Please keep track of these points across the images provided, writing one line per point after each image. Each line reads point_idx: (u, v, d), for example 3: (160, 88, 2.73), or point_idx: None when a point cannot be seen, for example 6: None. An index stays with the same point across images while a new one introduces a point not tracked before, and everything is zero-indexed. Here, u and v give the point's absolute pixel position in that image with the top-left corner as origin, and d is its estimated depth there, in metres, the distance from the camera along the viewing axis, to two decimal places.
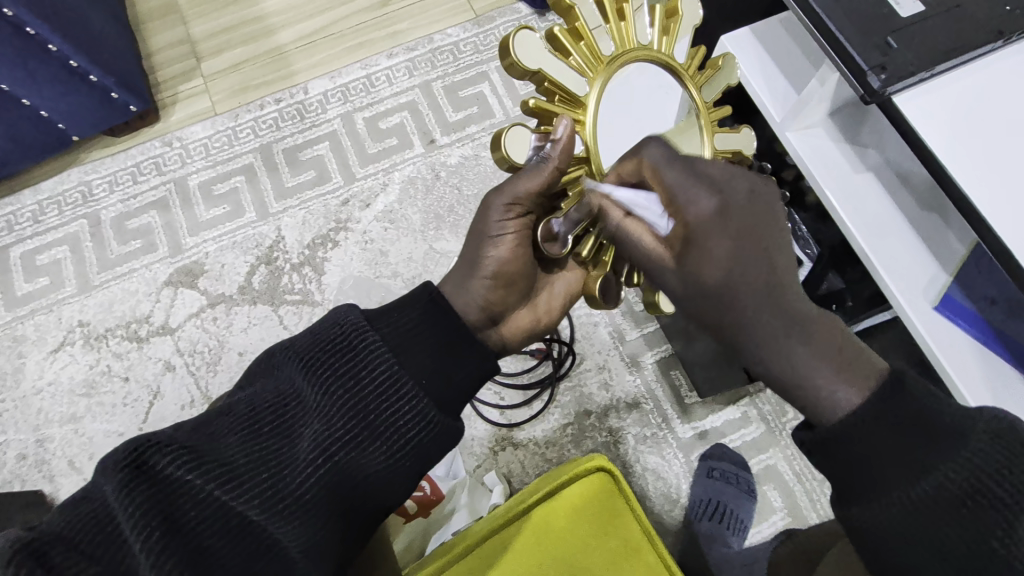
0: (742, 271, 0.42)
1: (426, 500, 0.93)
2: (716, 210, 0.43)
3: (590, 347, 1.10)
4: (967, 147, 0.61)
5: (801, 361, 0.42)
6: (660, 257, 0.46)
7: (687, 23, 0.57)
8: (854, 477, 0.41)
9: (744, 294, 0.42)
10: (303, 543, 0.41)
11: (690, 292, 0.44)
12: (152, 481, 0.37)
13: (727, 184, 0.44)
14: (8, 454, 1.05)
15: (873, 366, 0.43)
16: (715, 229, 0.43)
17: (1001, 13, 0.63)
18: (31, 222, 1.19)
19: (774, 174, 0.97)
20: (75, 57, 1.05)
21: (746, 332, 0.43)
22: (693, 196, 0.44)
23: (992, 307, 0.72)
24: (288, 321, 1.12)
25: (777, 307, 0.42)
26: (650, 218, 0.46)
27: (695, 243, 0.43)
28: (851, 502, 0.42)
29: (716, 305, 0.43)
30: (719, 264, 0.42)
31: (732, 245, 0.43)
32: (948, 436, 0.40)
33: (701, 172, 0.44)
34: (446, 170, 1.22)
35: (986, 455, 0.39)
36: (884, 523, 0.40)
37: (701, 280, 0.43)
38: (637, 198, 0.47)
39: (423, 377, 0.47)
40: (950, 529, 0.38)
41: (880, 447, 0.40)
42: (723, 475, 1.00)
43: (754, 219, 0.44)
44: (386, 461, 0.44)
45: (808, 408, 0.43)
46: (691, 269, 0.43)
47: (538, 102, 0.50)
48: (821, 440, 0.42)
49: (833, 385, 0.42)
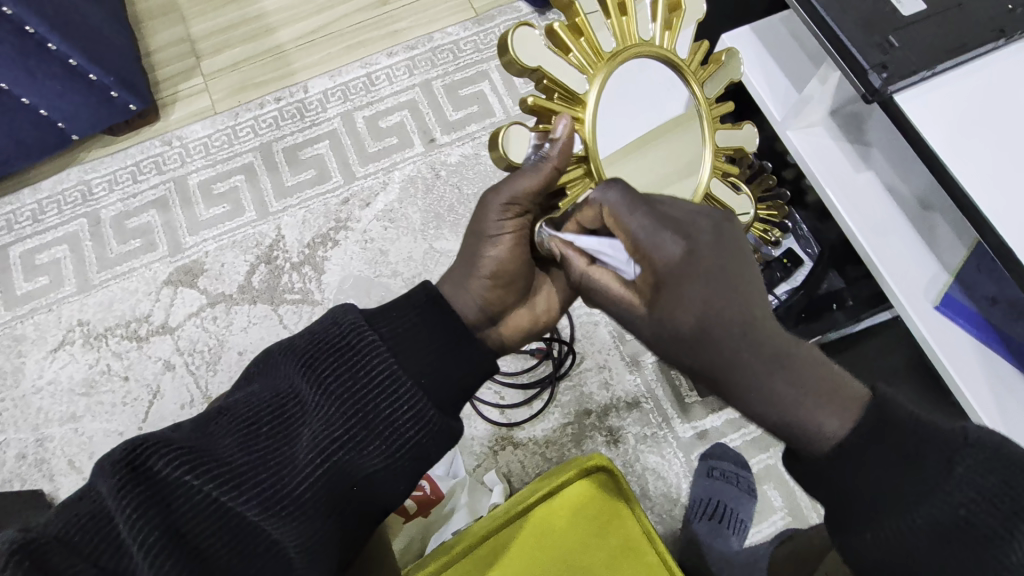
0: (714, 312, 0.43)
1: (426, 498, 0.92)
2: (681, 255, 0.43)
3: (590, 346, 1.10)
4: (968, 147, 0.61)
5: (785, 397, 0.42)
6: (632, 301, 0.46)
7: (691, 16, 0.56)
8: (848, 503, 0.42)
9: (716, 338, 0.43)
10: (301, 544, 0.40)
11: (666, 338, 0.45)
12: (148, 483, 0.36)
13: (690, 227, 0.45)
14: (7, 453, 1.05)
15: (856, 394, 0.43)
16: (682, 273, 0.43)
17: (1002, 12, 0.62)
18: (31, 221, 1.19)
19: (774, 173, 0.97)
20: (74, 55, 1.05)
21: (729, 374, 0.43)
22: (659, 242, 0.44)
23: (993, 307, 0.71)
24: (288, 320, 1.12)
25: (754, 346, 0.42)
26: (616, 264, 0.47)
27: (663, 287, 0.44)
28: (850, 527, 0.42)
29: (689, 349, 0.44)
30: (691, 307, 0.43)
31: (701, 289, 0.43)
32: (938, 458, 0.39)
33: (662, 215, 0.45)
34: (446, 169, 1.22)
35: (978, 475, 0.38)
36: (880, 548, 0.40)
37: (673, 326, 0.44)
38: (601, 245, 0.47)
39: (423, 375, 0.47)
40: (948, 553, 0.38)
41: (871, 471, 0.41)
42: (723, 474, 1.00)
43: (720, 260, 0.44)
44: (384, 462, 0.44)
45: (795, 445, 0.43)
46: (663, 314, 0.44)
47: (537, 99, 0.50)
48: (815, 468, 0.43)
49: (820, 418, 0.42)
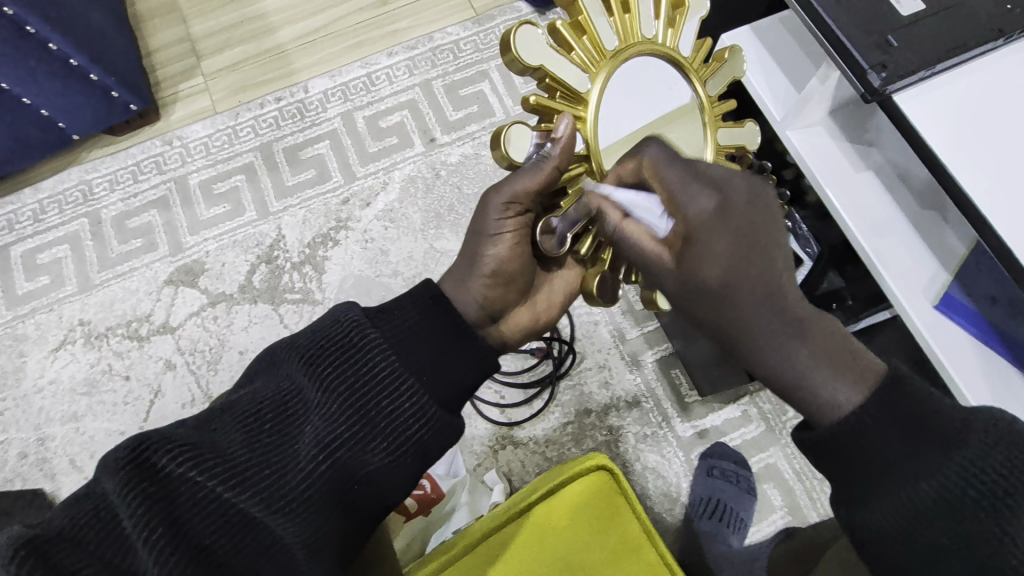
0: (743, 268, 0.42)
1: (427, 497, 0.92)
2: (715, 208, 0.43)
3: (590, 345, 1.10)
4: (966, 146, 0.61)
5: (801, 363, 0.43)
6: (660, 255, 0.45)
7: (694, 15, 0.57)
8: (854, 474, 0.42)
9: (743, 295, 0.42)
10: (304, 540, 0.41)
11: (689, 293, 0.44)
12: (153, 479, 0.36)
13: (727, 185, 0.44)
14: (8, 452, 1.05)
15: (871, 367, 0.44)
16: (716, 226, 0.42)
17: (1001, 12, 0.63)
18: (32, 221, 1.19)
19: (774, 172, 0.97)
20: (75, 55, 1.05)
21: (750, 335, 0.43)
22: (695, 194, 0.43)
23: (993, 306, 0.71)
24: (289, 319, 1.12)
25: (776, 308, 0.43)
26: (650, 220, 0.46)
27: (695, 240, 0.43)
28: (853, 500, 0.42)
29: (717, 304, 0.43)
30: (720, 261, 0.42)
31: (733, 246, 0.42)
32: (949, 431, 0.40)
33: (698, 172, 0.45)
34: (446, 169, 1.22)
35: (987, 450, 0.38)
36: (882, 520, 0.40)
37: (701, 280, 0.43)
38: (637, 199, 0.47)
39: (424, 373, 0.47)
40: (951, 527, 0.38)
41: (879, 443, 0.41)
42: (723, 473, 1.01)
43: (753, 221, 0.43)
44: (387, 458, 0.44)
45: (808, 412, 0.43)
46: (691, 268, 0.43)
47: (539, 99, 0.50)
48: (820, 441, 0.43)
49: (833, 385, 0.42)
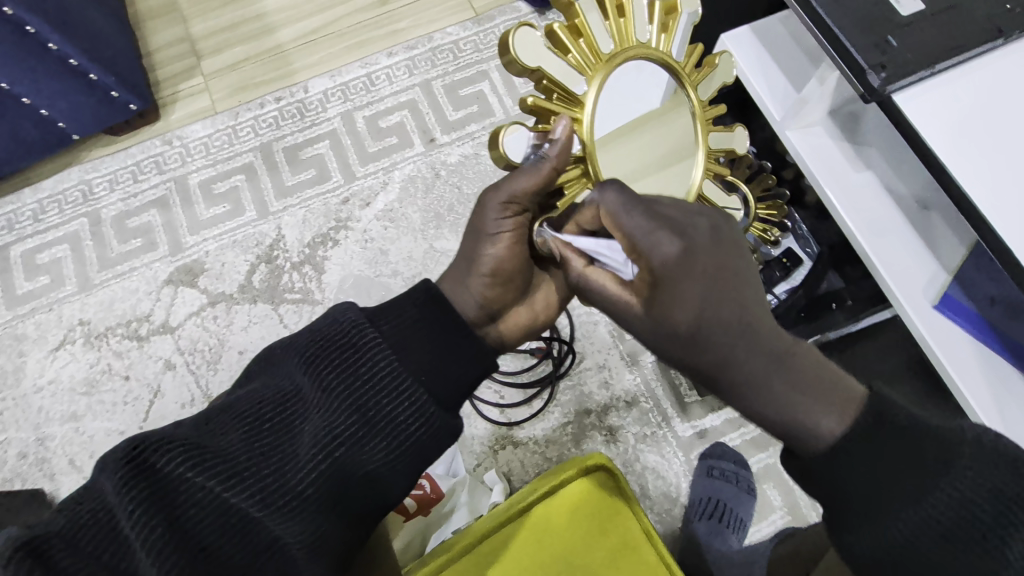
0: (713, 311, 0.43)
1: (426, 497, 0.91)
2: (680, 253, 0.43)
3: (590, 346, 1.10)
4: (965, 146, 0.61)
5: (781, 395, 0.43)
6: (630, 301, 0.47)
7: (687, 19, 0.56)
8: (843, 502, 0.42)
9: (714, 336, 0.43)
10: (302, 541, 0.41)
11: (665, 335, 0.45)
12: (152, 480, 0.36)
13: (687, 225, 0.44)
14: (8, 452, 1.05)
15: (852, 393, 0.44)
16: (682, 271, 0.43)
17: (1001, 12, 0.62)
18: (32, 221, 1.19)
19: (774, 173, 0.97)
20: (75, 56, 1.05)
21: (728, 372, 0.44)
22: (658, 240, 0.43)
23: (992, 306, 0.71)
24: (289, 319, 1.12)
25: (753, 344, 0.43)
26: (614, 265, 0.48)
27: (663, 286, 0.44)
28: (843, 525, 0.42)
29: (691, 346, 0.44)
30: (688, 308, 0.43)
31: (699, 286, 0.43)
32: (937, 458, 0.40)
33: (658, 214, 0.44)
34: (446, 169, 1.22)
35: (975, 478, 0.38)
36: (872, 547, 0.41)
37: (674, 324, 0.44)
38: (599, 246, 0.48)
39: (421, 372, 0.47)
40: (940, 556, 0.38)
41: (866, 473, 0.41)
42: (723, 473, 1.00)
43: (717, 259, 0.44)
44: (385, 458, 0.44)
45: (795, 445, 0.44)
46: (662, 314, 0.45)
47: (536, 100, 0.50)
48: (809, 467, 0.44)
49: (816, 416, 0.42)
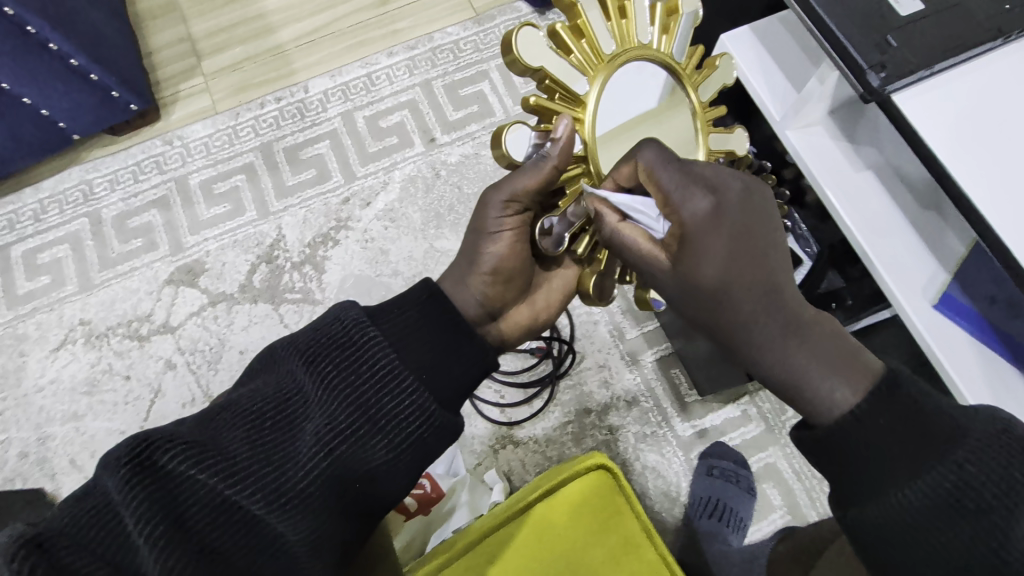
0: (740, 268, 0.43)
1: (427, 496, 0.93)
2: (710, 210, 0.44)
3: (590, 345, 1.11)
4: (965, 146, 0.62)
5: (798, 357, 0.43)
6: (658, 256, 0.47)
7: (687, 21, 0.56)
8: (853, 476, 0.42)
9: (737, 296, 0.43)
10: (303, 539, 0.41)
11: (689, 293, 0.45)
12: (154, 477, 0.37)
13: (721, 184, 0.45)
14: (9, 452, 1.05)
15: (868, 366, 0.43)
16: (712, 227, 0.44)
17: (1000, 11, 0.63)
18: (32, 221, 1.19)
19: (774, 172, 0.97)
20: (75, 55, 1.05)
21: (744, 333, 0.44)
22: (692, 196, 0.45)
23: (993, 306, 0.71)
24: (289, 319, 1.12)
25: (772, 306, 0.44)
26: (646, 222, 0.47)
27: (692, 242, 0.44)
28: (848, 499, 0.42)
29: (712, 305, 0.44)
30: (716, 265, 0.44)
31: (727, 245, 0.44)
32: (946, 429, 0.40)
33: (695, 173, 0.45)
34: (446, 169, 1.22)
35: (984, 450, 0.39)
36: (880, 524, 0.40)
37: (699, 281, 0.44)
38: (634, 202, 0.47)
39: (423, 371, 0.48)
40: (946, 530, 0.39)
41: (882, 439, 0.41)
42: (723, 473, 1.00)
43: (747, 221, 0.45)
44: (386, 456, 0.44)
45: (805, 411, 0.44)
46: (688, 270, 0.45)
47: (539, 99, 0.50)
48: (819, 440, 0.43)
49: (830, 382, 0.42)
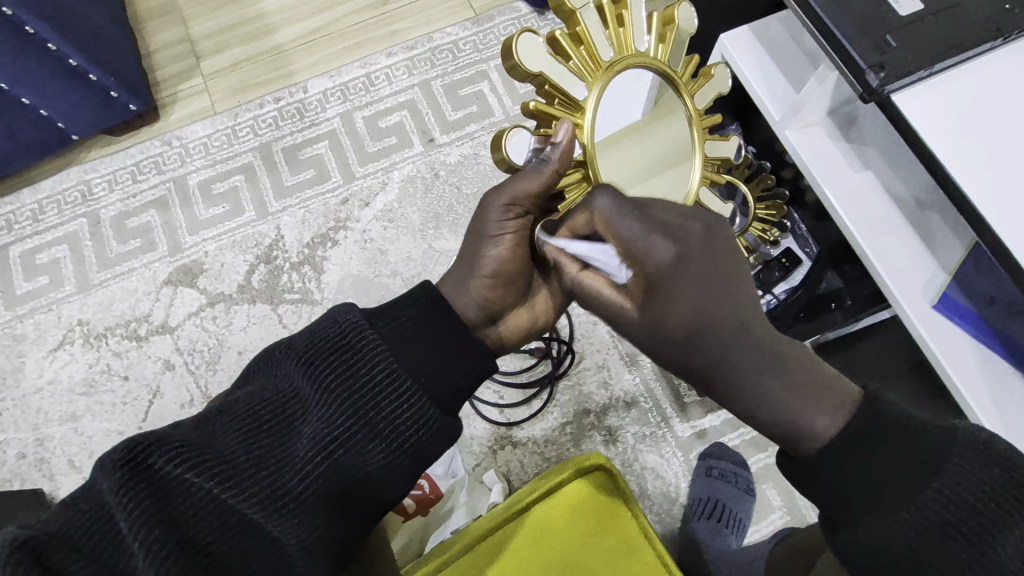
0: (708, 314, 0.43)
1: (425, 497, 0.93)
2: (672, 259, 0.42)
3: (589, 346, 1.10)
4: (964, 146, 0.61)
5: (777, 396, 0.43)
6: (623, 304, 0.45)
7: (683, 32, 0.57)
8: (840, 500, 0.43)
9: (711, 339, 0.43)
10: (301, 543, 0.40)
11: (657, 339, 0.44)
12: (149, 480, 0.36)
13: (680, 228, 0.44)
14: (7, 452, 1.05)
15: (846, 393, 0.44)
16: (675, 274, 0.43)
17: (1000, 12, 0.62)
18: (31, 221, 1.19)
19: (773, 173, 0.97)
20: (74, 56, 1.05)
21: (723, 373, 0.43)
22: (652, 244, 0.43)
23: (992, 306, 0.71)
24: (288, 320, 1.12)
25: (751, 343, 0.43)
26: (608, 270, 0.46)
27: (658, 292, 0.43)
28: (835, 519, 0.43)
29: (684, 350, 0.43)
30: (685, 313, 0.42)
31: (694, 289, 0.42)
32: (930, 453, 0.41)
33: (651, 219, 0.44)
34: (445, 169, 1.22)
35: (967, 472, 0.39)
36: (868, 547, 0.41)
37: (668, 329, 0.43)
38: (593, 250, 0.46)
39: (421, 375, 0.47)
40: (932, 552, 0.39)
41: (865, 462, 0.42)
42: (720, 473, 1.02)
43: (711, 265, 0.43)
44: (384, 461, 0.44)
45: (788, 445, 0.44)
46: (656, 317, 0.43)
47: (539, 104, 0.50)
48: (807, 464, 0.44)
49: (811, 413, 0.43)
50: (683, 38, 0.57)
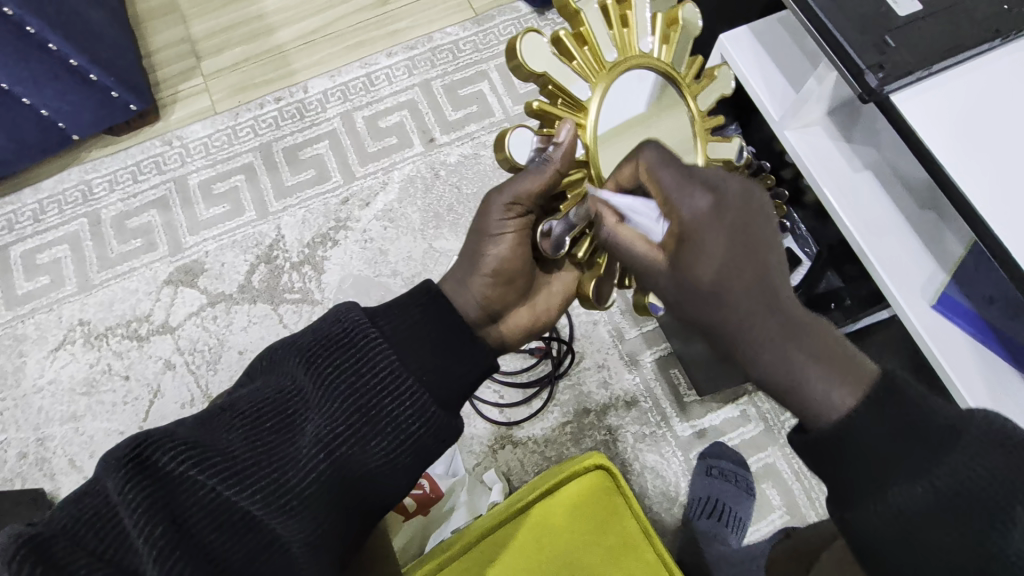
0: (739, 266, 0.42)
1: (425, 497, 0.92)
2: (710, 208, 0.43)
3: (589, 346, 1.11)
4: (963, 146, 0.62)
5: (796, 360, 0.42)
6: (653, 258, 0.46)
7: (686, 33, 0.57)
8: (844, 474, 0.42)
9: (736, 294, 0.42)
10: (304, 540, 0.41)
11: (685, 293, 0.44)
12: (153, 477, 0.37)
13: (721, 181, 0.44)
14: (8, 452, 1.05)
15: (864, 372, 0.43)
16: (710, 224, 0.43)
17: (998, 12, 0.63)
18: (32, 221, 1.19)
19: (773, 172, 0.98)
20: (74, 56, 1.05)
21: (745, 330, 0.43)
22: (689, 195, 0.44)
23: (990, 305, 0.72)
24: (288, 319, 1.12)
25: (771, 307, 0.43)
26: (646, 225, 0.47)
27: (689, 242, 0.43)
28: (844, 502, 0.42)
29: (707, 305, 0.43)
30: (713, 264, 0.42)
31: (726, 243, 0.43)
32: (945, 431, 0.40)
33: (694, 173, 0.45)
34: (445, 169, 1.22)
35: (979, 448, 0.39)
36: (875, 521, 0.40)
37: (694, 280, 0.43)
38: (635, 204, 0.48)
39: (424, 373, 0.48)
40: (940, 527, 0.38)
41: (875, 443, 0.41)
42: (721, 473, 1.01)
43: (745, 219, 0.44)
44: (386, 458, 0.44)
45: (805, 414, 0.43)
46: (685, 269, 0.43)
47: (541, 104, 0.50)
48: (815, 442, 0.43)
49: (827, 384, 0.42)
50: (687, 37, 0.57)
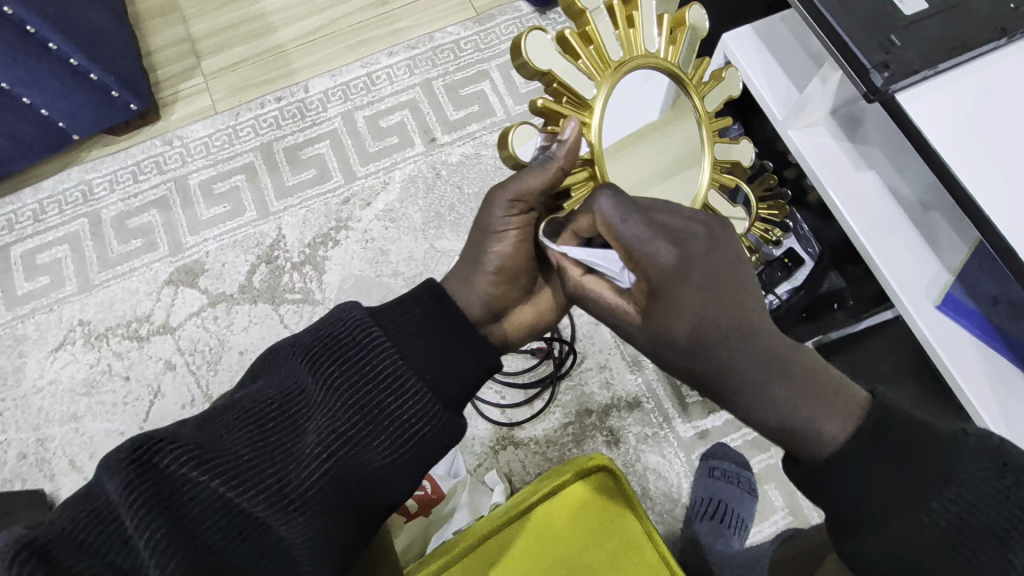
0: (711, 318, 0.43)
1: (426, 498, 0.93)
2: (677, 260, 0.43)
3: (590, 346, 1.10)
4: (968, 147, 0.61)
5: (783, 403, 0.42)
6: (626, 310, 0.47)
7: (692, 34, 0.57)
8: (847, 508, 0.42)
9: (713, 346, 0.43)
10: (307, 542, 0.40)
11: (662, 346, 0.45)
12: (155, 479, 0.36)
13: (684, 233, 0.44)
14: (8, 453, 1.05)
15: (855, 399, 0.43)
16: (677, 278, 0.43)
17: (1004, 11, 0.62)
18: (32, 221, 1.19)
19: (775, 173, 0.97)
20: (75, 55, 1.05)
21: (728, 379, 0.43)
22: (657, 248, 0.43)
23: (995, 306, 0.71)
24: (289, 319, 1.12)
25: (750, 351, 0.43)
26: (610, 275, 0.47)
27: (659, 296, 0.44)
28: (846, 531, 0.43)
29: (687, 356, 0.44)
30: (686, 317, 0.43)
31: (699, 296, 0.43)
32: (941, 459, 0.41)
33: (654, 222, 0.44)
34: (447, 169, 1.22)
35: (981, 476, 0.39)
36: (880, 554, 0.41)
37: (671, 335, 0.44)
38: (593, 255, 0.47)
39: (426, 371, 0.47)
40: (945, 557, 0.39)
41: (875, 475, 0.41)
42: (724, 474, 1.01)
43: (712, 269, 0.44)
44: (389, 458, 0.44)
45: (796, 449, 0.43)
46: (659, 323, 0.44)
47: (546, 102, 0.50)
48: (813, 475, 0.43)
49: (819, 420, 0.42)
50: (693, 39, 0.58)
